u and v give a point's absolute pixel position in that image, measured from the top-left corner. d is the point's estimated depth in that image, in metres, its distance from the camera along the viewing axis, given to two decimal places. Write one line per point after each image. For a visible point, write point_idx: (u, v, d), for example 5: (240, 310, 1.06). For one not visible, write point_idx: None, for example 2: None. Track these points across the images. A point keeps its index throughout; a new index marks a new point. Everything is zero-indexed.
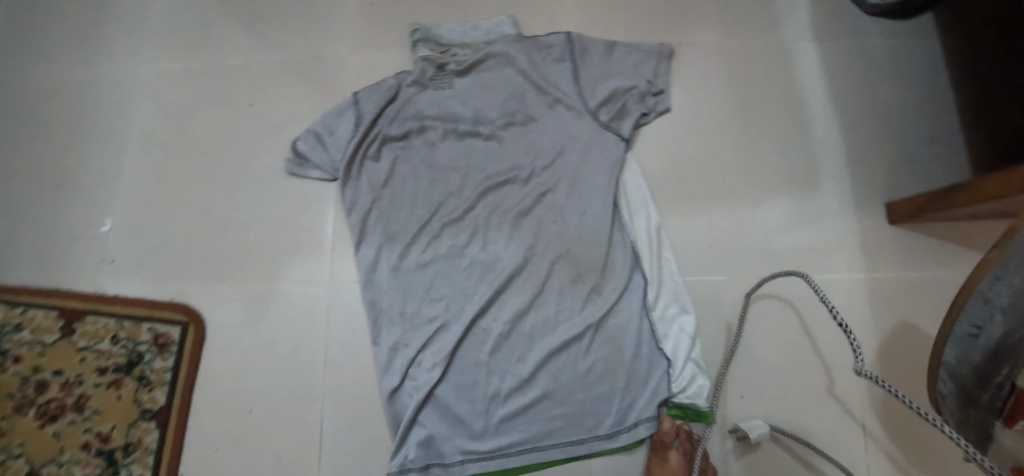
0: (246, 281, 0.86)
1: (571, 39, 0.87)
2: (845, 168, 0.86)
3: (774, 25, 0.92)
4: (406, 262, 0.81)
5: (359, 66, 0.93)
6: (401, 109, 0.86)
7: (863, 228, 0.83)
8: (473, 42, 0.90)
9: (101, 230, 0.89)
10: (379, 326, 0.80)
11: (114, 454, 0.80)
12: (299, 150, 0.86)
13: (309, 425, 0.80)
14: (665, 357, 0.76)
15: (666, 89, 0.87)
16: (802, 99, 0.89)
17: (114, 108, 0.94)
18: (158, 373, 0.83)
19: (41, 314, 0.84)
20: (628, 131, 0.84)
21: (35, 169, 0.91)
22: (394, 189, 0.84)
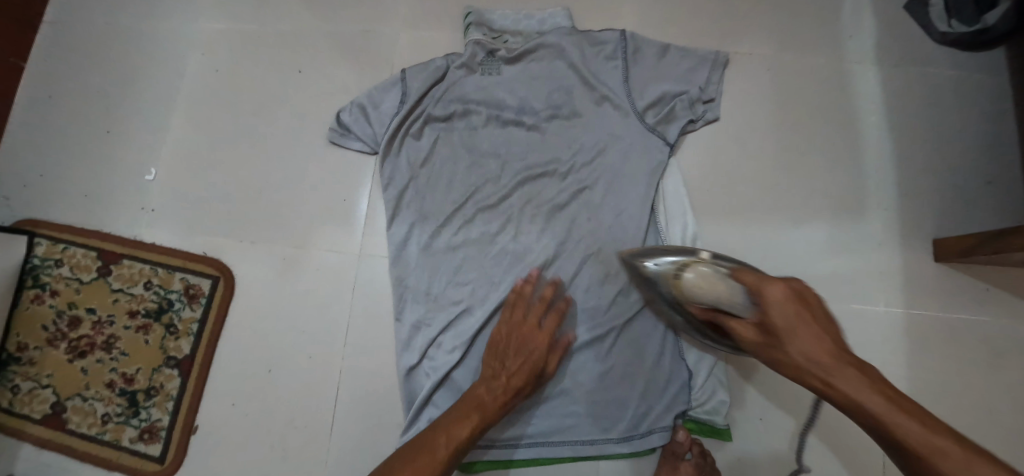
0: (277, 244, 0.87)
1: (625, 37, 0.85)
2: (894, 198, 0.83)
3: (836, 43, 0.90)
4: (435, 244, 0.81)
5: (409, 43, 0.93)
6: (447, 90, 0.86)
7: (906, 262, 0.81)
8: (526, 31, 0.89)
9: (145, 179, 0.91)
10: (403, 302, 0.80)
11: (137, 395, 0.84)
12: (343, 121, 0.87)
13: (324, 390, 0.81)
14: (686, 369, 0.76)
15: (717, 98, 0.86)
16: (856, 124, 0.86)
17: (168, 61, 0.96)
18: (185, 323, 0.85)
19: (81, 252, 0.89)
20: (673, 136, 0.83)
21: (89, 113, 0.95)
22: (432, 170, 0.84)
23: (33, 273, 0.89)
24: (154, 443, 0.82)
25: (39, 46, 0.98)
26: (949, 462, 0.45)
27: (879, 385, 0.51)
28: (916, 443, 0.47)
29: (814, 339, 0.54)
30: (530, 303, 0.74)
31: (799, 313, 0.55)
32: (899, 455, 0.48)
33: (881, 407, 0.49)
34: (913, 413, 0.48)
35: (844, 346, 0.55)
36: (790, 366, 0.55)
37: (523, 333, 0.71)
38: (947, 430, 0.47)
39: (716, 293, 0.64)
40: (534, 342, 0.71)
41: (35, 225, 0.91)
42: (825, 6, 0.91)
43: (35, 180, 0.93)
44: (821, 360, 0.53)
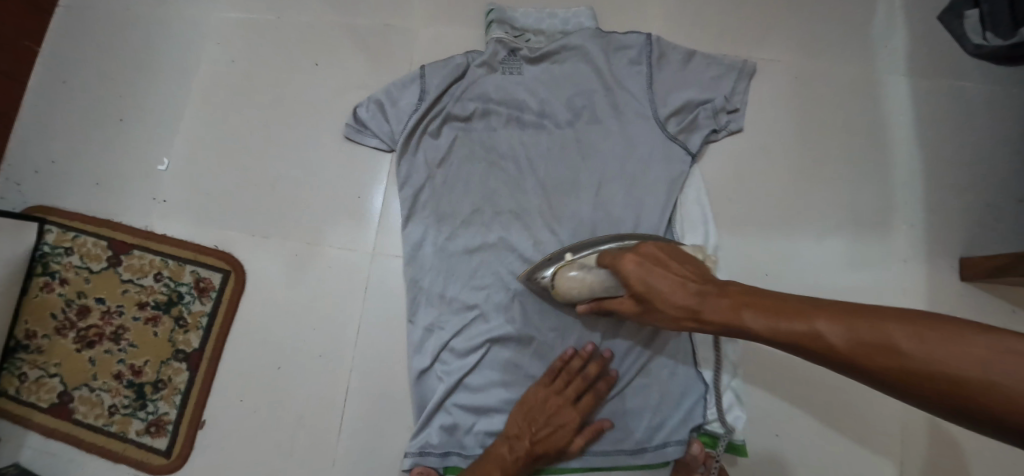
0: (289, 240, 0.86)
1: (651, 41, 0.83)
2: (921, 215, 0.81)
3: (866, 52, 0.87)
4: (450, 246, 0.80)
5: (428, 39, 0.91)
6: (467, 89, 0.84)
7: (931, 280, 0.79)
8: (548, 30, 0.87)
9: (158, 169, 0.90)
10: (416, 304, 0.79)
11: (144, 387, 0.83)
12: (359, 117, 0.86)
13: (334, 390, 0.80)
14: (703, 382, 0.75)
15: (741, 108, 0.84)
16: (883, 137, 0.84)
17: (183, 49, 0.95)
18: (194, 316, 0.84)
19: (91, 241, 0.88)
20: (696, 146, 0.81)
21: (102, 100, 0.93)
22: (449, 171, 0.82)
23: (43, 260, 0.88)
24: (161, 436, 0.82)
25: (53, 30, 0.96)
26: (814, 337, 0.46)
27: (735, 299, 0.53)
28: (785, 332, 0.48)
29: (666, 285, 0.57)
30: (574, 374, 0.72)
31: (647, 272, 0.59)
32: (793, 350, 0.49)
33: (749, 316, 0.51)
34: (772, 309, 0.50)
35: (704, 276, 0.58)
36: (672, 319, 0.58)
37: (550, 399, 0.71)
38: (800, 308, 0.48)
39: (597, 284, 0.67)
40: (567, 416, 0.71)
41: (46, 212, 0.90)
42: (856, 13, 0.89)
43: (47, 166, 0.92)
44: (680, 303, 0.56)
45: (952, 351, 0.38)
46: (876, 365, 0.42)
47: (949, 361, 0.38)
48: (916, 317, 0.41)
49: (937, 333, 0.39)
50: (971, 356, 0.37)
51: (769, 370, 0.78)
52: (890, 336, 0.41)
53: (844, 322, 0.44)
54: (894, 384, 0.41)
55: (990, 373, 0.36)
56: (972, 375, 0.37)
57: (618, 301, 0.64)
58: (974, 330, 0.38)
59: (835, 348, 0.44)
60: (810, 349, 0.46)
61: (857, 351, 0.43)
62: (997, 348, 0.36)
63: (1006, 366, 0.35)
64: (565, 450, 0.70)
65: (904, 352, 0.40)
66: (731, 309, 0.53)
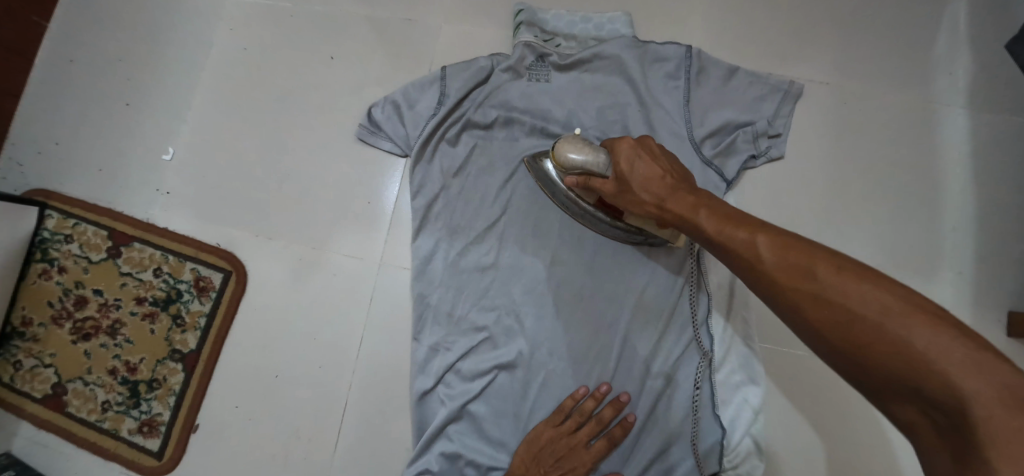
0: (295, 242, 0.82)
1: (691, 54, 0.76)
2: (971, 262, 0.75)
3: (924, 79, 0.80)
4: (462, 262, 0.76)
5: (451, 38, 0.86)
6: (490, 95, 0.78)
7: (977, 333, 0.73)
8: (581, 35, 0.81)
9: (163, 158, 0.87)
10: (422, 322, 0.76)
11: (139, 386, 0.81)
12: (374, 118, 0.81)
13: (333, 404, 0.78)
14: (721, 427, 0.70)
15: (784, 133, 0.77)
16: (937, 173, 0.77)
17: (194, 33, 0.90)
18: (193, 316, 0.81)
19: (91, 230, 0.85)
20: (732, 173, 0.75)
21: (109, 81, 0.89)
22: (465, 182, 0.78)
23: (43, 247, 0.86)
24: (153, 437, 0.79)
25: (62, 3, 0.92)
26: (747, 246, 0.49)
27: (701, 202, 0.56)
28: (726, 235, 0.52)
29: (648, 174, 0.60)
30: (587, 416, 0.69)
31: (638, 156, 0.61)
32: (721, 257, 0.53)
33: (705, 216, 0.55)
34: (726, 217, 0.53)
35: (682, 178, 0.61)
36: (638, 205, 0.62)
37: (565, 438, 0.68)
38: (755, 224, 0.51)
39: (590, 162, 0.63)
40: (578, 459, 0.68)
41: (48, 196, 0.87)
42: (918, 34, 0.81)
43: (51, 148, 0.88)
44: (652, 190, 0.60)
45: (862, 290, 0.40)
46: (788, 283, 0.45)
47: (857, 295, 0.40)
48: (848, 259, 0.43)
49: (857, 274, 0.41)
50: (876, 299, 0.39)
51: (791, 419, 0.74)
52: (815, 263, 0.44)
53: (783, 241, 0.47)
54: (793, 305, 0.45)
55: (884, 315, 0.39)
56: (870, 315, 0.39)
57: (599, 180, 0.64)
58: (893, 284, 0.40)
59: (761, 258, 0.48)
60: (738, 255, 0.50)
61: (780, 266, 0.46)
62: (904, 302, 0.38)
63: (902, 312, 0.38)
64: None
65: (820, 279, 0.43)
66: (692, 206, 0.56)
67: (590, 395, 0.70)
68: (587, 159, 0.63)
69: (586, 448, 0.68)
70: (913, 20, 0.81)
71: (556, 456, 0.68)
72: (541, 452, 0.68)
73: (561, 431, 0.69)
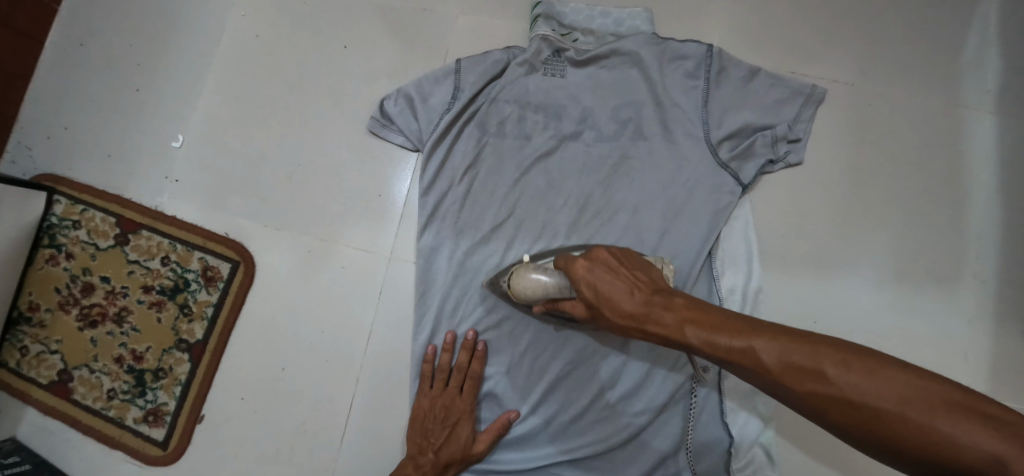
0: (303, 235, 0.81)
1: (712, 53, 0.74)
2: (995, 271, 0.73)
3: (951, 83, 0.78)
4: (471, 260, 0.75)
5: (466, 30, 0.84)
6: (504, 89, 0.77)
7: (998, 344, 0.72)
8: (599, 31, 0.79)
9: (172, 146, 0.86)
10: (430, 320, 0.75)
11: (145, 375, 0.80)
12: (386, 111, 0.79)
13: (339, 399, 0.77)
14: (730, 433, 0.69)
15: (803, 139, 0.75)
16: (962, 181, 0.76)
17: (206, 18, 0.89)
18: (200, 305, 0.81)
19: (100, 217, 0.84)
20: (749, 176, 0.74)
21: (119, 67, 0.88)
22: (477, 179, 0.77)
23: (50, 232, 0.85)
24: (159, 427, 0.79)
25: None
26: (750, 356, 0.46)
27: (682, 312, 0.52)
28: (725, 348, 0.48)
29: (615, 292, 0.55)
30: (448, 369, 0.73)
31: (595, 276, 0.56)
32: (730, 367, 0.49)
33: (692, 331, 0.50)
34: (714, 325, 0.49)
35: (654, 284, 0.56)
36: (618, 327, 0.57)
37: (438, 398, 0.72)
38: (742, 327, 0.47)
39: (547, 288, 0.64)
40: (456, 414, 0.71)
41: (56, 181, 0.86)
42: (946, 37, 0.79)
43: (59, 132, 0.87)
44: (625, 311, 0.54)
45: (876, 384, 0.39)
46: (804, 389, 0.42)
47: (873, 394, 0.39)
48: (845, 346, 0.42)
49: (863, 363, 0.40)
50: (892, 390, 0.38)
51: (803, 427, 0.72)
52: (820, 362, 0.42)
53: (780, 343, 0.44)
54: (815, 411, 0.42)
55: (909, 408, 0.37)
56: (896, 411, 0.38)
57: (567, 303, 0.63)
58: (891, 365, 0.40)
59: (769, 370, 0.44)
60: (746, 367, 0.46)
61: (785, 372, 0.44)
62: (915, 387, 0.38)
63: (922, 404, 0.37)
64: (468, 450, 0.70)
65: (833, 380, 0.41)
66: (676, 324, 0.51)
67: (441, 350, 0.73)
68: (546, 281, 0.65)
69: (459, 405, 0.72)
70: (941, 22, 0.79)
71: (435, 421, 0.71)
72: (417, 418, 0.72)
73: (436, 394, 0.73)
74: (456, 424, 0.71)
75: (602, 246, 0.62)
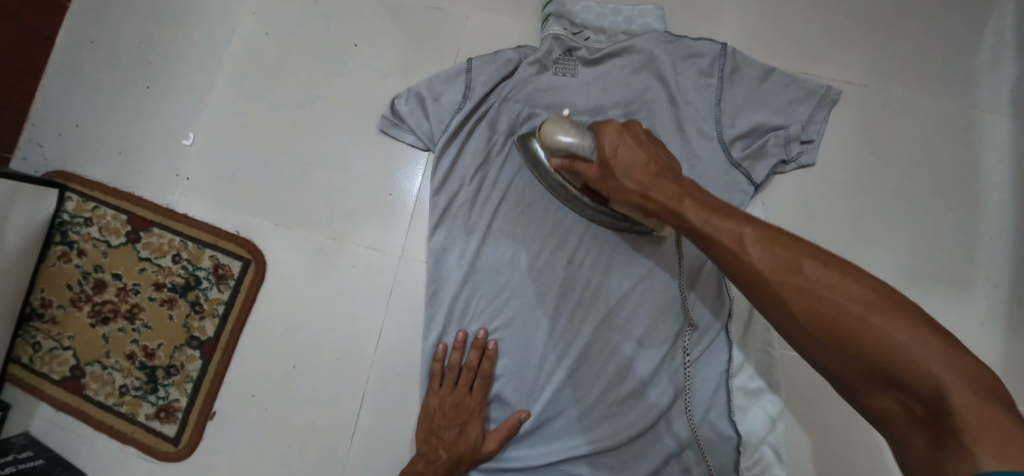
0: (314, 232, 0.81)
1: (725, 52, 0.74)
2: (1007, 273, 0.73)
3: (966, 83, 0.77)
4: (482, 258, 0.75)
5: (477, 28, 0.84)
6: (515, 89, 0.77)
7: (1010, 346, 0.71)
8: (611, 29, 0.78)
9: (183, 143, 0.86)
10: (440, 317, 0.75)
11: (157, 371, 0.81)
12: (397, 110, 0.79)
13: (350, 396, 0.77)
14: (739, 433, 0.69)
15: (816, 139, 0.75)
16: (975, 181, 0.75)
17: (217, 15, 0.89)
18: (211, 303, 0.81)
19: (111, 214, 0.84)
20: (761, 176, 0.73)
21: (129, 65, 0.88)
22: (488, 178, 0.77)
23: (62, 229, 0.85)
24: (170, 423, 0.80)
25: None
26: (735, 238, 0.48)
27: (686, 192, 0.55)
28: (713, 226, 0.50)
29: (633, 159, 0.59)
30: (458, 368, 0.73)
31: (621, 140, 0.61)
32: (703, 247, 0.52)
33: (690, 208, 0.53)
34: (711, 208, 0.52)
35: (669, 167, 0.60)
36: (623, 192, 0.60)
37: (448, 397, 0.72)
38: (739, 216, 0.50)
39: (575, 142, 0.63)
40: (465, 413, 0.71)
41: (67, 178, 0.86)
42: (961, 36, 0.78)
43: (70, 129, 0.88)
44: (636, 177, 0.59)
45: (847, 286, 0.41)
46: (776, 277, 0.44)
47: (840, 289, 0.41)
48: (831, 254, 0.44)
49: (841, 269, 0.42)
50: (859, 294, 0.40)
51: (814, 428, 0.72)
52: (801, 258, 0.44)
53: (769, 235, 0.46)
54: (776, 298, 0.44)
55: (868, 310, 0.39)
56: (854, 309, 0.40)
57: (583, 164, 0.63)
58: (867, 276, 0.41)
59: (746, 251, 0.47)
60: (723, 246, 0.49)
61: (763, 258, 0.45)
62: (882, 295, 0.39)
63: (883, 308, 0.39)
64: (478, 449, 0.70)
65: (807, 273, 0.43)
66: (676, 195, 0.55)
67: (452, 348, 0.74)
68: (570, 139, 0.63)
69: (469, 404, 0.72)
70: (957, 21, 0.79)
71: (444, 420, 0.71)
72: (427, 416, 0.72)
73: (445, 393, 0.73)
74: (466, 422, 0.71)
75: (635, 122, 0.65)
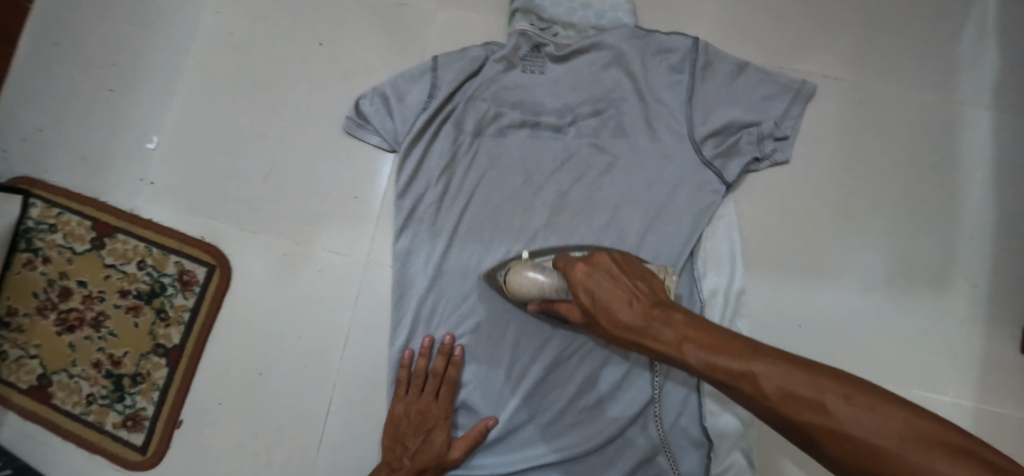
0: (280, 237, 0.80)
1: (697, 46, 0.72)
2: (987, 271, 0.71)
3: (947, 75, 0.75)
4: (448, 263, 0.73)
5: (445, 24, 0.82)
6: (482, 87, 0.75)
7: (988, 347, 0.69)
8: (580, 24, 0.76)
9: (147, 147, 0.84)
10: (406, 323, 0.73)
11: (123, 380, 0.80)
12: (361, 111, 0.77)
13: (317, 404, 0.76)
14: (710, 438, 0.68)
15: (791, 136, 0.73)
16: (955, 178, 0.73)
17: (181, 15, 0.87)
18: (176, 310, 0.80)
19: (76, 220, 0.83)
20: (733, 175, 0.71)
21: (92, 67, 0.86)
22: (454, 179, 0.75)
23: (28, 236, 0.84)
24: (137, 432, 0.79)
25: None
26: (749, 379, 0.44)
27: (680, 330, 0.51)
28: (724, 370, 0.47)
29: (612, 299, 0.55)
30: (424, 374, 0.71)
31: (594, 282, 0.57)
32: (727, 389, 0.48)
33: (689, 350, 0.49)
34: (712, 344, 0.48)
35: (653, 296, 0.55)
36: (613, 336, 0.56)
37: (414, 404, 0.71)
38: (743, 350, 0.46)
39: (547, 288, 0.62)
40: (431, 420, 0.70)
41: (33, 184, 0.85)
42: (942, 27, 0.76)
43: (33, 134, 0.86)
44: (622, 321, 0.54)
45: (876, 420, 0.38)
46: (802, 419, 0.41)
47: (870, 427, 0.38)
48: (847, 379, 0.41)
49: (864, 399, 0.39)
50: (890, 427, 0.37)
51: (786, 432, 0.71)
52: (820, 393, 0.41)
53: (783, 370, 0.43)
54: (811, 441, 0.41)
55: (907, 447, 0.36)
56: (890, 448, 0.37)
57: (564, 305, 0.62)
58: (890, 401, 0.39)
59: (766, 396, 0.43)
60: (744, 391, 0.45)
61: (783, 402, 0.42)
62: (912, 426, 0.37)
63: (925, 445, 0.36)
64: (444, 456, 0.69)
65: (831, 413, 0.40)
66: (675, 341, 0.51)
67: (418, 354, 0.72)
68: (540, 285, 0.63)
69: (435, 411, 0.71)
70: (938, 12, 0.76)
71: (410, 428, 0.70)
72: (393, 424, 0.71)
73: (411, 400, 0.71)
74: (431, 430, 0.70)
75: (604, 251, 0.61)
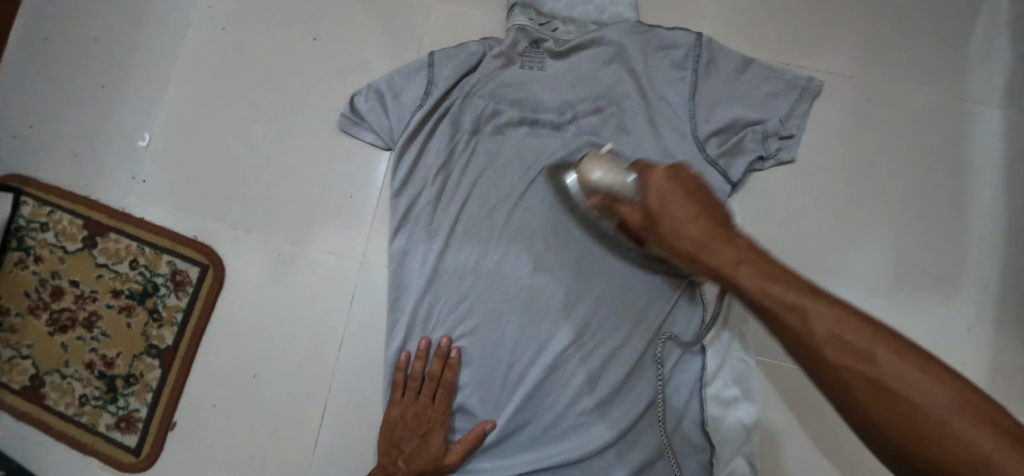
0: (274, 236, 0.78)
1: (700, 43, 0.70)
2: (997, 275, 0.69)
3: (959, 71, 0.73)
4: (445, 264, 0.72)
5: (442, 19, 0.80)
6: (479, 84, 0.73)
7: (997, 352, 0.68)
8: (580, 19, 0.73)
9: (140, 145, 0.83)
10: (402, 324, 0.72)
11: (116, 380, 0.79)
12: (356, 108, 0.76)
13: (311, 406, 0.75)
14: (711, 443, 0.66)
15: (797, 134, 0.71)
16: (966, 177, 0.71)
17: (173, 10, 0.85)
18: (169, 310, 0.78)
19: (67, 219, 0.82)
20: (737, 174, 0.69)
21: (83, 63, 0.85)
22: (451, 178, 0.73)
23: (19, 234, 0.83)
24: (130, 433, 0.78)
25: None
26: (798, 313, 0.42)
27: (744, 252, 0.50)
28: (774, 298, 0.44)
29: (682, 210, 0.55)
30: (420, 378, 0.70)
31: (669, 189, 0.56)
32: (766, 322, 0.46)
33: (745, 272, 0.48)
34: (769, 273, 0.46)
35: (724, 220, 0.55)
36: (669, 245, 0.56)
37: (410, 408, 0.70)
38: (802, 286, 0.44)
39: (618, 182, 0.61)
40: (427, 424, 0.69)
41: (23, 182, 0.84)
42: (954, 23, 0.74)
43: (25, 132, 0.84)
44: (684, 231, 0.54)
45: (928, 383, 0.36)
46: (843, 364, 0.39)
47: (919, 386, 0.36)
48: (903, 340, 0.39)
49: (919, 362, 0.37)
50: (939, 393, 0.35)
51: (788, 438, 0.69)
52: (873, 344, 0.38)
53: (839, 312, 0.41)
54: (842, 387, 0.39)
55: (954, 413, 0.34)
56: (936, 410, 0.35)
57: (625, 205, 0.61)
58: (944, 370, 0.37)
59: (812, 332, 0.41)
60: (786, 323, 0.43)
61: (828, 341, 0.40)
62: (962, 397, 0.35)
63: (974, 413, 0.34)
64: (440, 461, 0.68)
65: (879, 364, 0.37)
66: (733, 260, 0.50)
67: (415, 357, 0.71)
68: (610, 178, 0.62)
69: (431, 415, 0.70)
70: (949, 7, 0.74)
71: (405, 432, 0.69)
72: (388, 428, 0.70)
73: (407, 404, 0.70)
74: (428, 434, 0.69)
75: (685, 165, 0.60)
